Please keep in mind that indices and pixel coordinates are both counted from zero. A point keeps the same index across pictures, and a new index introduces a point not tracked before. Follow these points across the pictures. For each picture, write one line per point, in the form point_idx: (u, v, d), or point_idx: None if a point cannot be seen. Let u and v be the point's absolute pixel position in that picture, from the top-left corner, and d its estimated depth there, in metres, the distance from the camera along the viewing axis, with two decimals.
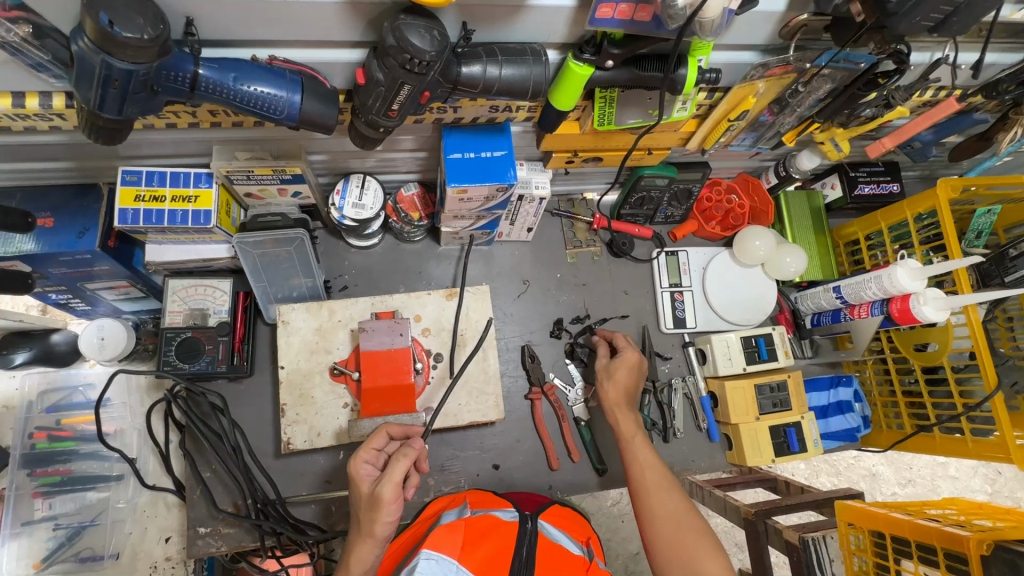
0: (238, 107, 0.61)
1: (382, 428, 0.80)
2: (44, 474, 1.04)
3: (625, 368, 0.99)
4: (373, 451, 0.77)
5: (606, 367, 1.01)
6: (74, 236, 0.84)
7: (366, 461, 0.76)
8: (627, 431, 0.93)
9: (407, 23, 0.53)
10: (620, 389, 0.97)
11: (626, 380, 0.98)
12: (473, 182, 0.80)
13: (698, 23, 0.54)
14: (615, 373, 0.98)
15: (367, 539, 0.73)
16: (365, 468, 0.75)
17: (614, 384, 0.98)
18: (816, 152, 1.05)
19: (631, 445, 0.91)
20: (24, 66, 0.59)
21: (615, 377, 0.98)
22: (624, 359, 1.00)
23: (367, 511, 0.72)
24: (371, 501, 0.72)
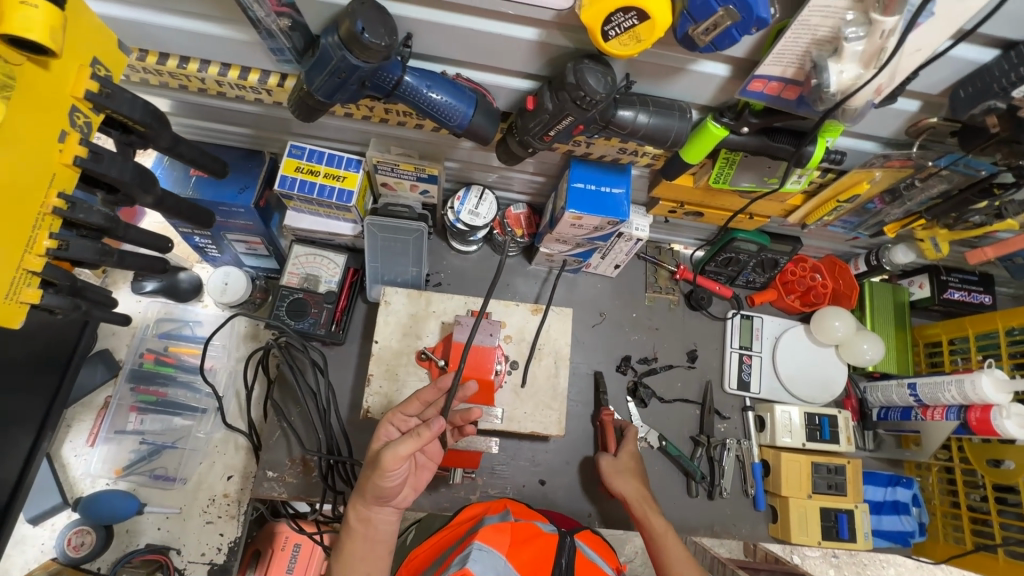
0: (422, 111, 0.72)
1: (413, 396, 0.86)
2: (143, 392, 1.17)
3: (630, 460, 1.01)
4: (403, 415, 0.86)
5: (614, 465, 1.01)
6: (235, 191, 0.97)
7: (393, 424, 0.85)
8: (658, 526, 0.92)
9: (588, 67, 0.63)
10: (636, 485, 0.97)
11: (635, 472, 1.00)
12: (590, 212, 0.89)
13: (842, 109, 0.61)
14: (626, 466, 1.00)
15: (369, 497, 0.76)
16: (386, 429, 0.84)
17: (626, 480, 0.98)
18: (913, 249, 1.08)
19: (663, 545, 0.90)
20: (267, 49, 0.72)
21: (626, 474, 0.99)
22: (625, 453, 1.02)
23: (367, 470, 0.75)
24: (372, 463, 0.75)
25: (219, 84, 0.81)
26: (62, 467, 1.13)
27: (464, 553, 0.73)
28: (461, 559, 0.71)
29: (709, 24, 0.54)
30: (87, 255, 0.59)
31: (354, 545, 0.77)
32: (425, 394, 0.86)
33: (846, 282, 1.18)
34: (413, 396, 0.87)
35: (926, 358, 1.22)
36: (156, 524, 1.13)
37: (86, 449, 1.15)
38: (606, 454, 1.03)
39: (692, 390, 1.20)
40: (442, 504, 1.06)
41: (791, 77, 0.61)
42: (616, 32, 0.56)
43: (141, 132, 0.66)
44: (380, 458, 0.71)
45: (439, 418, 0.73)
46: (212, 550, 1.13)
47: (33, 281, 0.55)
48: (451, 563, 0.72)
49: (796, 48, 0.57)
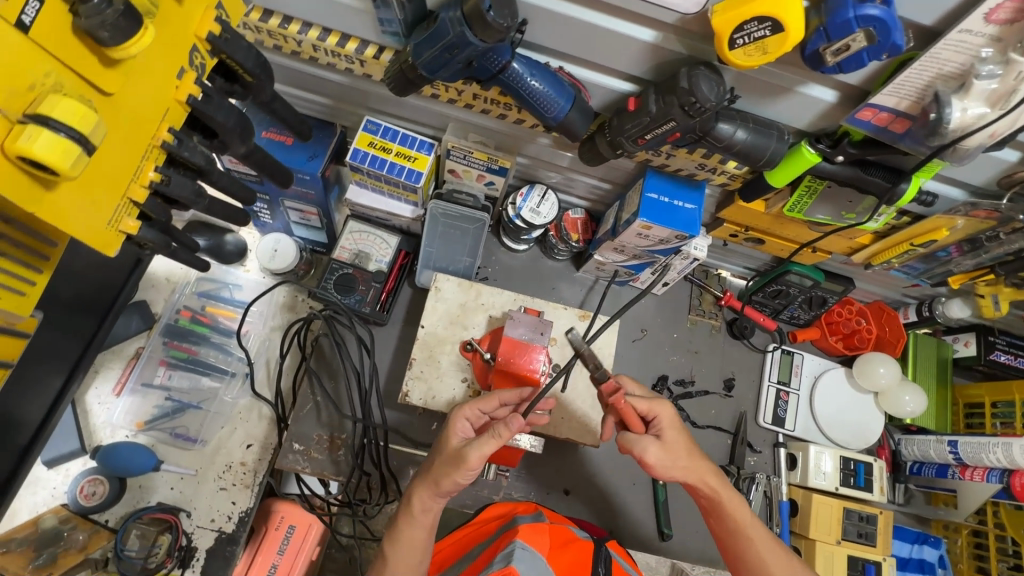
0: (521, 98, 0.72)
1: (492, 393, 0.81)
2: (175, 348, 1.16)
3: (676, 433, 0.74)
4: (474, 412, 0.79)
5: (664, 450, 0.73)
6: (304, 157, 0.96)
7: (463, 417, 0.78)
8: (745, 515, 0.74)
9: (702, 73, 0.63)
10: (700, 466, 0.74)
11: (687, 447, 0.74)
12: (661, 223, 0.88)
13: (953, 148, 0.61)
14: (672, 441, 0.74)
15: (428, 483, 0.74)
16: (461, 424, 0.78)
17: (686, 466, 0.73)
18: (969, 304, 1.06)
19: (749, 538, 0.73)
20: (376, 18, 0.72)
21: (684, 456, 0.74)
22: (668, 426, 0.75)
23: (443, 464, 0.73)
24: (453, 456, 0.73)
25: (314, 49, 0.82)
26: (84, 413, 1.10)
27: (505, 550, 0.71)
28: (504, 557, 0.68)
29: (841, 44, 0.54)
30: (185, 193, 0.59)
31: (402, 530, 0.75)
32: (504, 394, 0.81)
33: (892, 329, 1.16)
34: (494, 393, 0.81)
35: (965, 418, 1.20)
36: (169, 483, 1.10)
37: (110, 398, 1.13)
38: (648, 440, 0.73)
39: (725, 419, 1.18)
40: (464, 501, 1.03)
41: (904, 110, 0.61)
42: (744, 41, 0.56)
43: (246, 82, 0.65)
44: (463, 454, 0.71)
45: (517, 417, 0.72)
46: (222, 518, 1.10)
47: (133, 213, 0.54)
48: (492, 560, 0.70)
49: (919, 80, 0.57)
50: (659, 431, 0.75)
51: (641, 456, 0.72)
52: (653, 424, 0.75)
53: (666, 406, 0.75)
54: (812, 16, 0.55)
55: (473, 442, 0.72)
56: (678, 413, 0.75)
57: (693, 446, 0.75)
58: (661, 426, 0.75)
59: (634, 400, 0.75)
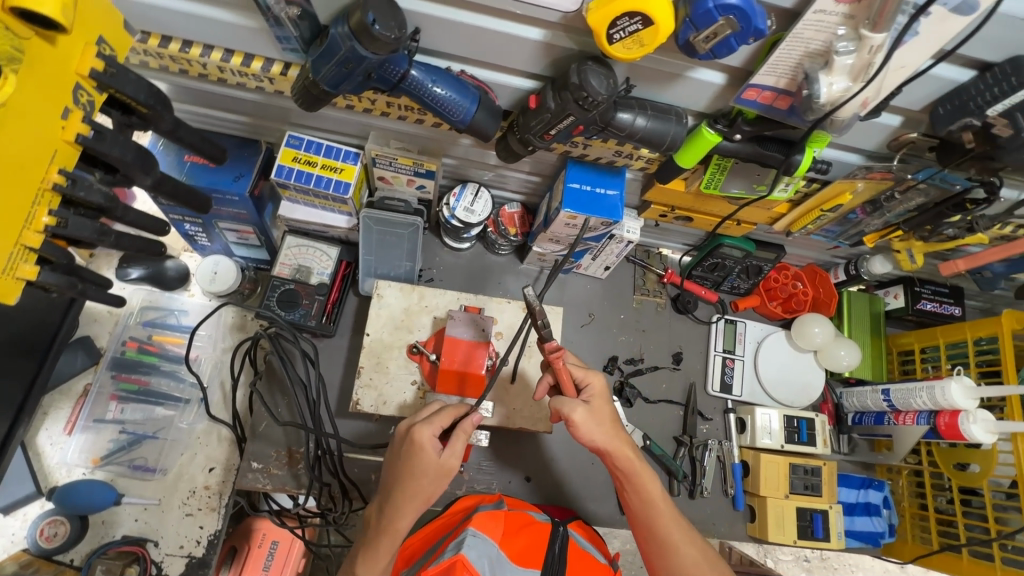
0: (426, 105, 0.73)
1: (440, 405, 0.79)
2: (125, 380, 1.15)
3: (603, 403, 0.79)
4: (440, 426, 0.75)
5: (591, 415, 0.76)
6: (231, 178, 0.96)
7: (430, 435, 0.73)
8: (655, 492, 0.78)
9: (591, 68, 0.65)
10: (620, 435, 0.78)
11: (612, 416, 0.78)
12: (584, 212, 0.91)
13: (830, 119, 0.64)
14: (598, 408, 0.78)
15: (415, 503, 0.73)
16: (431, 441, 0.73)
17: (607, 435, 0.77)
18: (889, 260, 1.12)
19: (656, 508, 0.78)
20: (272, 36, 0.72)
21: (608, 422, 0.78)
22: (597, 395, 0.79)
23: (430, 482, 0.72)
24: (440, 473, 0.72)
25: (220, 70, 0.81)
26: (36, 455, 1.09)
27: (458, 538, 0.74)
28: (455, 544, 0.72)
29: (709, 32, 0.56)
30: (85, 233, 0.59)
31: (385, 556, 0.73)
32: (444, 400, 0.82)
33: (826, 290, 1.22)
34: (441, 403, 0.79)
35: (900, 365, 1.27)
36: (133, 516, 1.10)
37: (62, 438, 1.11)
38: (577, 402, 0.76)
39: (676, 391, 1.22)
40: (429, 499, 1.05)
41: (784, 88, 0.64)
42: (620, 36, 0.58)
43: (142, 114, 0.65)
44: (451, 466, 0.73)
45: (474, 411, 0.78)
46: (191, 543, 1.10)
47: (31, 258, 0.55)
48: (445, 549, 0.73)
49: (790, 58, 0.60)
50: (589, 398, 0.79)
51: (569, 416, 0.75)
52: (584, 392, 0.80)
53: (598, 375, 0.81)
54: (680, 6, 0.57)
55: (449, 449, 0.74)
56: (608, 386, 0.81)
57: (615, 416, 0.79)
58: (590, 394, 0.80)
59: (570, 367, 0.80)
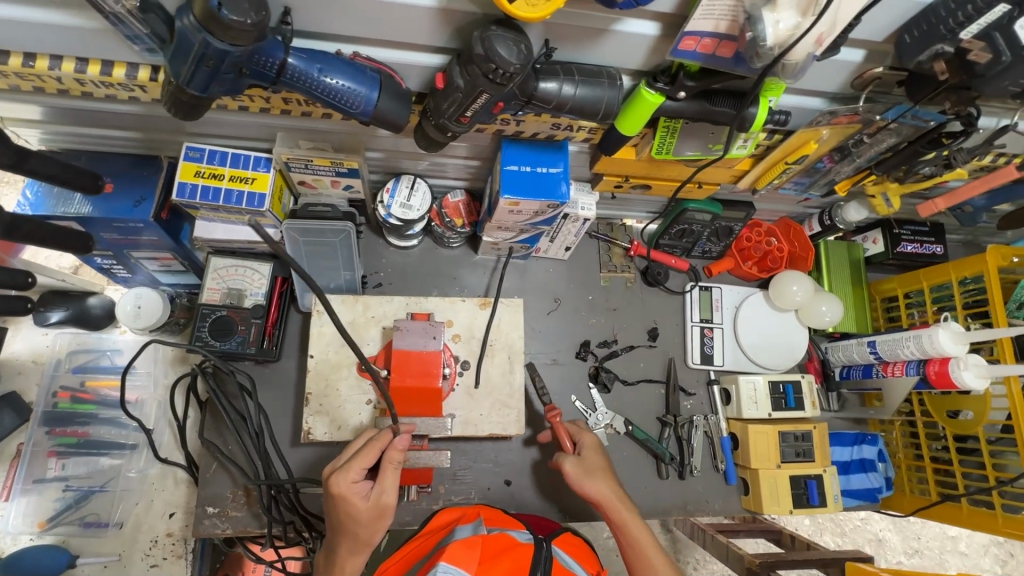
0: (318, 98, 0.62)
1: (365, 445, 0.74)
2: (61, 434, 1.04)
3: (596, 456, 0.87)
4: (359, 468, 0.72)
5: (581, 466, 0.86)
6: (131, 203, 0.85)
7: (349, 482, 0.71)
8: (641, 535, 0.80)
9: (496, 34, 0.54)
10: (611, 486, 0.84)
11: (604, 470, 0.86)
12: (526, 196, 0.81)
13: (781, 64, 0.55)
14: (591, 458, 0.87)
15: (357, 545, 0.73)
16: (355, 488, 0.71)
17: (597, 484, 0.84)
18: (865, 206, 1.04)
19: (650, 558, 0.79)
20: (122, 37, 0.61)
21: (600, 474, 0.85)
22: (588, 448, 0.88)
23: (370, 524, 0.72)
24: (376, 512, 0.71)
25: (80, 83, 0.70)
26: None
27: None
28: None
29: None
30: None
31: None
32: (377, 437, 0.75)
33: (801, 244, 1.14)
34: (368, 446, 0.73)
35: (884, 312, 1.21)
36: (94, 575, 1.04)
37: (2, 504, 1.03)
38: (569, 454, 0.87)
39: (655, 369, 1.16)
40: (404, 518, 0.99)
41: (725, 33, 0.54)
42: None
43: None
44: (385, 503, 0.72)
45: (403, 435, 0.73)
46: None
47: None
48: None
49: None
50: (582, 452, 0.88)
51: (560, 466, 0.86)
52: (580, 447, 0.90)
53: (587, 435, 0.91)
54: None
55: (377, 487, 0.72)
56: (600, 442, 0.90)
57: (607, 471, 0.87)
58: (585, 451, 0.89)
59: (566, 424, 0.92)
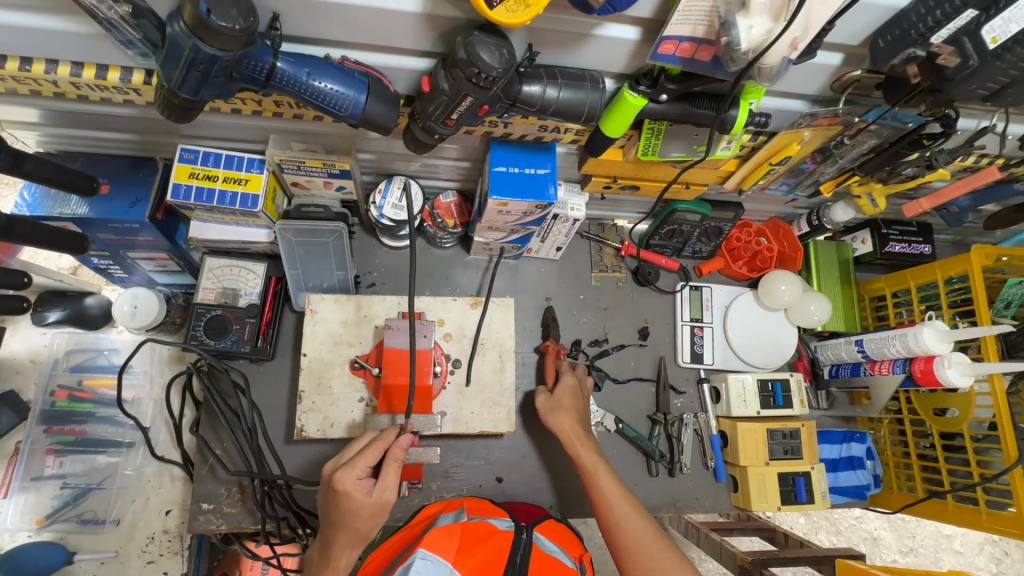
0: (307, 102, 0.64)
1: (369, 445, 0.77)
2: (59, 432, 1.06)
3: (565, 395, 0.98)
4: (364, 466, 0.75)
5: (550, 402, 0.98)
6: (126, 205, 0.87)
7: (354, 478, 0.74)
8: (589, 460, 0.89)
9: (479, 39, 0.56)
10: (568, 419, 0.95)
11: (569, 407, 0.97)
12: (514, 197, 0.82)
13: (757, 68, 0.56)
14: (560, 397, 0.98)
15: (354, 539, 0.76)
16: (360, 484, 0.74)
17: (558, 416, 0.96)
18: (851, 206, 1.05)
19: (595, 477, 0.86)
20: (116, 42, 0.62)
21: (561, 410, 0.96)
22: (564, 390, 0.99)
23: (370, 519, 0.75)
24: (377, 508, 0.74)
25: (76, 86, 0.71)
26: None
27: (407, 562, 0.69)
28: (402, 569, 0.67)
29: None
30: None
31: None
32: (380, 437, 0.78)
33: (790, 244, 1.16)
34: (372, 444, 0.77)
35: (873, 312, 1.22)
36: (91, 571, 1.05)
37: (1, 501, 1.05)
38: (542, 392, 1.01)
39: (646, 368, 1.17)
40: (397, 515, 1.00)
41: (703, 37, 0.55)
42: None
43: None
44: (386, 500, 0.75)
45: (406, 434, 0.78)
46: None
47: None
48: None
49: (704, 2, 0.52)
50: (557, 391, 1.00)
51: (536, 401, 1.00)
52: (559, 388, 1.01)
53: (569, 379, 1.01)
54: None
55: (379, 484, 0.75)
56: (576, 384, 1.00)
57: (578, 411, 0.97)
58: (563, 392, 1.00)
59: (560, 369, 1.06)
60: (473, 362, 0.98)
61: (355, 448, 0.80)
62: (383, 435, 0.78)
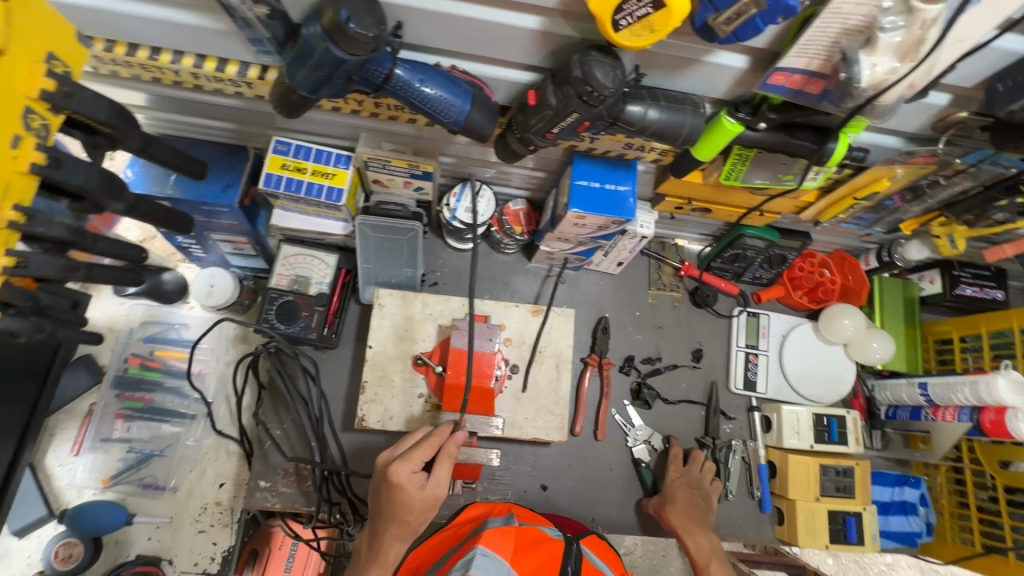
0: (415, 107, 0.66)
1: (423, 439, 0.77)
2: (129, 398, 1.12)
3: (677, 489, 1.01)
4: (419, 460, 0.75)
5: (661, 499, 1.01)
6: (218, 189, 0.91)
7: (408, 472, 0.73)
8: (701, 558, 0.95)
9: (595, 59, 0.57)
10: (681, 515, 0.98)
11: (683, 501, 1.00)
12: (593, 211, 0.84)
13: (871, 106, 0.57)
14: (673, 496, 1.00)
15: (403, 533, 0.76)
16: (412, 480, 0.73)
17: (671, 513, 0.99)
18: (927, 245, 1.04)
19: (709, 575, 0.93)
20: (245, 38, 0.66)
21: (672, 504, 1.00)
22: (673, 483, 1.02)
23: (420, 515, 0.75)
24: (427, 504, 0.74)
25: (195, 77, 0.76)
26: (46, 476, 1.08)
27: (466, 557, 0.70)
28: (464, 565, 0.68)
29: (732, 13, 0.49)
30: (49, 271, 0.55)
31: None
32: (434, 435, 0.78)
33: (856, 278, 1.13)
34: (425, 440, 0.77)
35: (936, 355, 1.19)
36: (146, 534, 1.09)
37: (70, 458, 1.10)
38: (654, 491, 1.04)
39: (697, 390, 1.16)
40: (441, 511, 1.02)
41: (817, 70, 0.56)
42: (628, 22, 0.51)
43: (108, 134, 0.60)
44: (438, 496, 0.75)
45: (461, 431, 0.77)
46: (206, 560, 1.10)
47: None
48: (453, 569, 0.70)
49: (824, 38, 0.52)
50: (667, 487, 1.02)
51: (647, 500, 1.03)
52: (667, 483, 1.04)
53: (676, 476, 1.03)
54: None
55: (431, 480, 0.75)
56: (687, 476, 1.03)
57: (692, 511, 0.99)
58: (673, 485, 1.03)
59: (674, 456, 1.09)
60: (532, 370, 1.00)
61: (408, 441, 0.80)
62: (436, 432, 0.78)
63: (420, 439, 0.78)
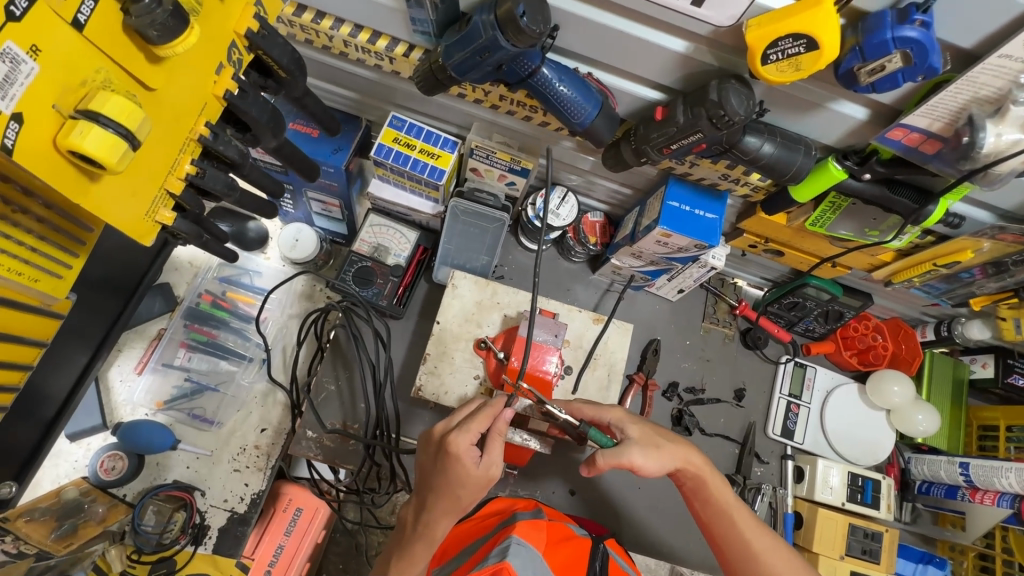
0: (548, 104, 0.72)
1: (480, 410, 0.79)
2: (196, 330, 1.19)
3: (640, 424, 0.80)
4: (476, 432, 0.76)
5: (645, 445, 0.76)
6: (329, 150, 0.97)
7: (466, 444, 0.75)
8: (722, 497, 0.79)
9: (732, 87, 0.63)
10: (679, 445, 0.79)
11: (654, 429, 0.80)
12: (680, 232, 0.88)
13: (984, 171, 0.61)
14: (643, 432, 0.78)
15: (452, 511, 0.76)
16: (467, 453, 0.75)
17: (665, 449, 0.78)
18: (989, 326, 1.06)
19: (733, 514, 0.78)
20: (408, 17, 0.73)
21: (655, 438, 0.78)
22: (628, 422, 0.80)
23: (476, 493, 0.76)
24: (482, 482, 0.75)
25: (345, 45, 0.83)
26: (106, 389, 1.13)
27: (501, 545, 0.71)
28: (499, 551, 0.69)
29: (877, 65, 0.53)
30: (217, 185, 0.60)
31: (419, 549, 0.78)
32: (490, 409, 0.80)
33: (909, 347, 1.14)
34: (482, 409, 0.79)
35: (978, 441, 1.19)
36: (185, 463, 1.12)
37: (132, 376, 1.15)
38: (630, 444, 0.75)
39: (734, 427, 1.18)
40: None
41: (937, 132, 0.60)
42: (777, 57, 0.56)
43: (280, 77, 0.66)
44: (494, 476, 0.76)
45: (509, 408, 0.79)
46: (235, 499, 1.12)
47: (169, 205, 0.56)
48: (488, 555, 0.70)
49: (954, 102, 0.56)
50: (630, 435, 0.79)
51: (632, 461, 0.74)
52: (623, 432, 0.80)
53: (617, 412, 0.82)
54: (848, 34, 0.55)
55: (485, 458, 0.75)
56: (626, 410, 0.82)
57: (660, 433, 0.80)
58: (625, 428, 0.80)
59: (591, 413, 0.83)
60: (586, 373, 1.03)
61: (463, 414, 0.82)
62: (491, 406, 0.80)
63: (474, 412, 0.80)
